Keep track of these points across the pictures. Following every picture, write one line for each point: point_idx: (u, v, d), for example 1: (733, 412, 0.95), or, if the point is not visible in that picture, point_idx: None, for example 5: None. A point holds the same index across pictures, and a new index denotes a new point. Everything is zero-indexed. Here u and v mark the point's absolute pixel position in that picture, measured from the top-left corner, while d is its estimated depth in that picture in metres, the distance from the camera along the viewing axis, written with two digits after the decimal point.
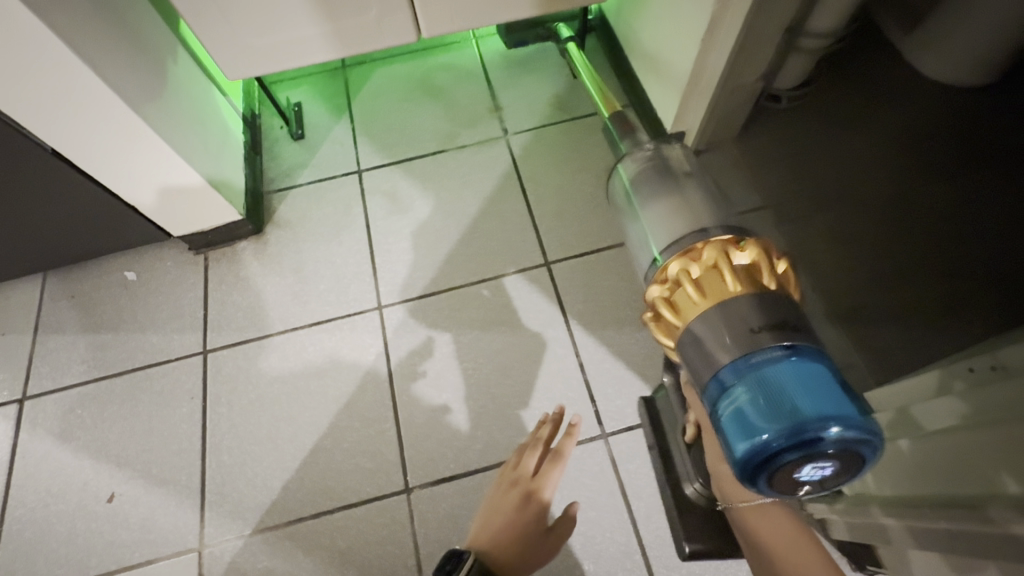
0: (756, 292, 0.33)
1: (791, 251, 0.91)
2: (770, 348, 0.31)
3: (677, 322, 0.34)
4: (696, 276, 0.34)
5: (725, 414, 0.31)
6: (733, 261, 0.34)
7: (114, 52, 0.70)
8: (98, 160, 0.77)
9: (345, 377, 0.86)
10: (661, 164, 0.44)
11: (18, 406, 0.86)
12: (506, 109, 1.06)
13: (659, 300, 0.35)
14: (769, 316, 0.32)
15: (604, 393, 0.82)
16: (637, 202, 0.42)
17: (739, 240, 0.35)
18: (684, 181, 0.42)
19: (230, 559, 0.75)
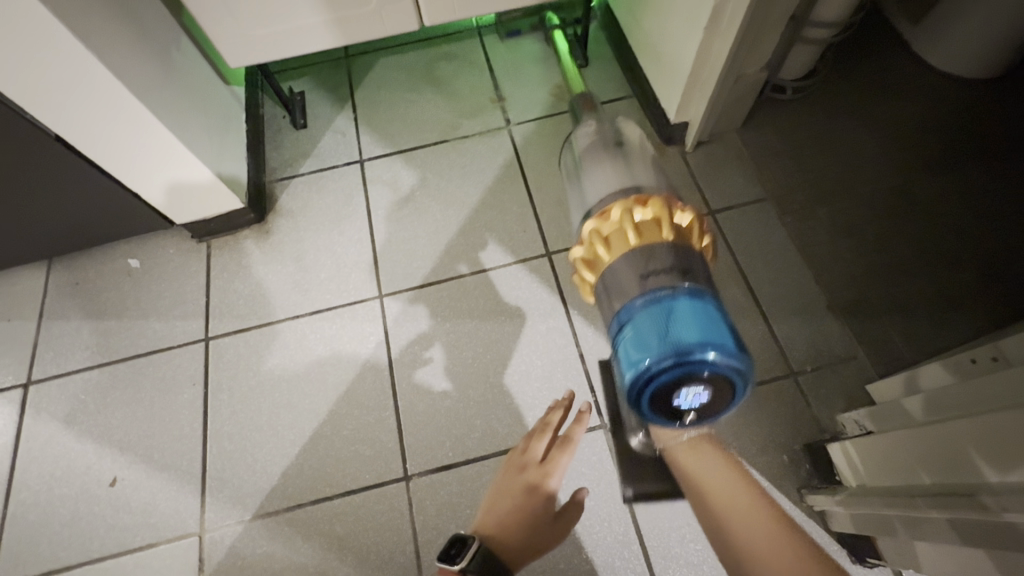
0: (657, 242, 0.38)
1: (794, 243, 0.90)
2: (664, 285, 0.37)
3: (594, 277, 0.41)
4: (606, 234, 0.40)
5: (621, 345, 0.37)
6: (638, 219, 0.39)
7: (118, 39, 0.70)
8: (101, 147, 0.77)
9: (345, 365, 0.86)
10: (607, 138, 0.51)
11: (22, 391, 0.87)
12: (508, 100, 1.06)
13: (579, 260, 0.42)
14: (667, 261, 0.38)
15: (603, 383, 0.82)
16: (582, 167, 0.49)
17: (643, 199, 0.40)
18: (627, 152, 0.49)
19: (230, 544, 0.76)
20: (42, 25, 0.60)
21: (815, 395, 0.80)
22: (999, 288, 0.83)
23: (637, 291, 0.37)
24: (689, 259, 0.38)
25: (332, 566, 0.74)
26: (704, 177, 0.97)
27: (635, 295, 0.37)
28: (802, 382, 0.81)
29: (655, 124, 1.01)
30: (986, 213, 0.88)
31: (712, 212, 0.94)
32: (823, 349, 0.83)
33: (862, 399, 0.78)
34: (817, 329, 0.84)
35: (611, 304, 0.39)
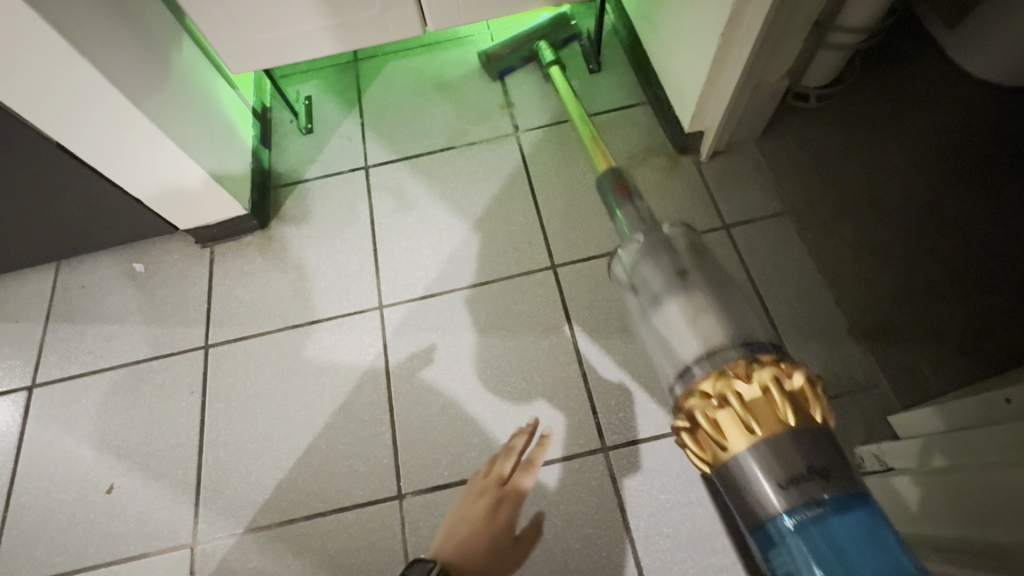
0: (784, 429, 0.34)
1: (814, 261, 0.86)
2: (815, 489, 0.33)
3: (710, 462, 0.36)
4: (716, 420, 0.35)
5: (779, 564, 0.33)
6: (747, 399, 0.35)
7: (118, 45, 0.70)
8: (102, 154, 0.77)
9: (342, 377, 0.85)
10: (665, 248, 0.45)
11: (27, 393, 0.88)
12: (517, 105, 1.03)
13: (685, 439, 0.37)
14: (800, 460, 0.33)
15: (606, 405, 0.79)
16: (646, 293, 0.44)
17: (748, 373, 0.35)
18: (692, 271, 0.44)
19: (221, 557, 0.75)
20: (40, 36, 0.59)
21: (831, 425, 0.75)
22: None
23: (784, 497, 0.33)
24: (822, 441, 0.34)
25: None
26: (718, 189, 0.93)
27: (779, 500, 0.33)
28: None
29: (668, 132, 0.97)
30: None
31: (726, 226, 0.90)
32: (841, 376, 0.78)
33: (883, 431, 0.74)
34: (836, 354, 0.79)
35: (742, 503, 0.35)
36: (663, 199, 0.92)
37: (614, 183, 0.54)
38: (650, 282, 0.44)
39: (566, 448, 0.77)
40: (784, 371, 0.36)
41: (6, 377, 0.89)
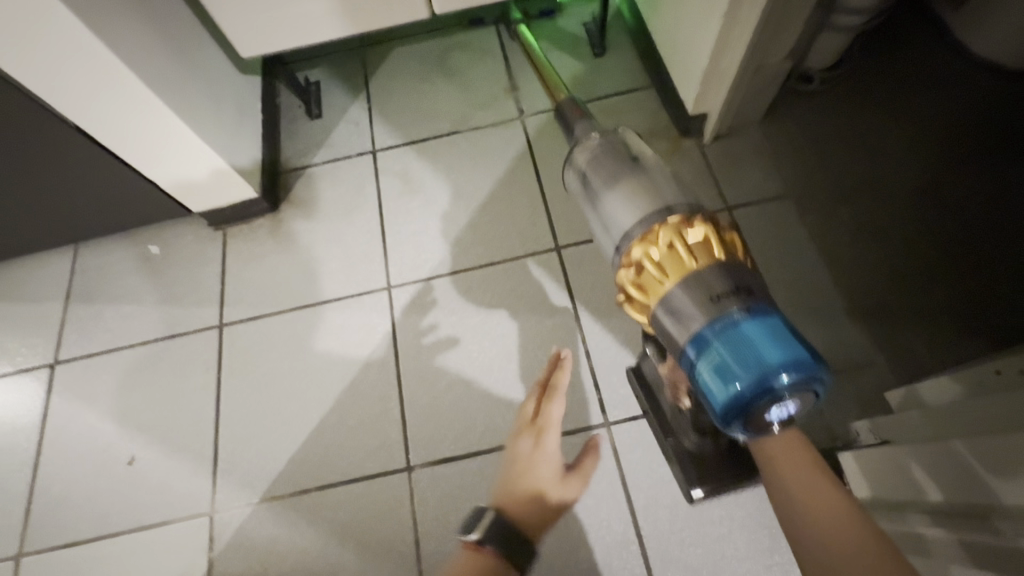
0: (713, 263, 0.36)
1: (814, 242, 0.87)
2: (731, 306, 0.34)
3: (646, 301, 0.37)
4: (656, 258, 0.36)
5: (702, 372, 0.35)
6: (687, 239, 0.36)
7: (132, 30, 0.72)
8: (118, 137, 0.79)
9: (352, 355, 0.87)
10: (617, 149, 0.44)
11: (50, 369, 0.91)
12: (522, 89, 1.04)
13: (627, 283, 0.38)
14: (728, 282, 0.35)
15: (608, 382, 0.81)
16: (598, 187, 0.42)
17: (688, 219, 0.37)
18: (643, 165, 0.42)
19: (238, 525, 0.78)
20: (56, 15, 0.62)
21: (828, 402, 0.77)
22: None
23: (701, 316, 0.35)
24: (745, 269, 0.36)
25: (334, 551, 0.76)
26: (721, 171, 0.94)
27: (701, 317, 0.35)
28: None
29: (672, 116, 0.98)
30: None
31: (728, 208, 0.91)
32: (839, 354, 0.79)
33: (878, 407, 0.75)
34: (834, 333, 0.81)
35: (666, 335, 0.37)
36: None
37: (572, 106, 0.49)
38: (594, 177, 0.43)
39: (569, 423, 0.79)
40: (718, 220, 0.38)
41: (30, 354, 0.93)
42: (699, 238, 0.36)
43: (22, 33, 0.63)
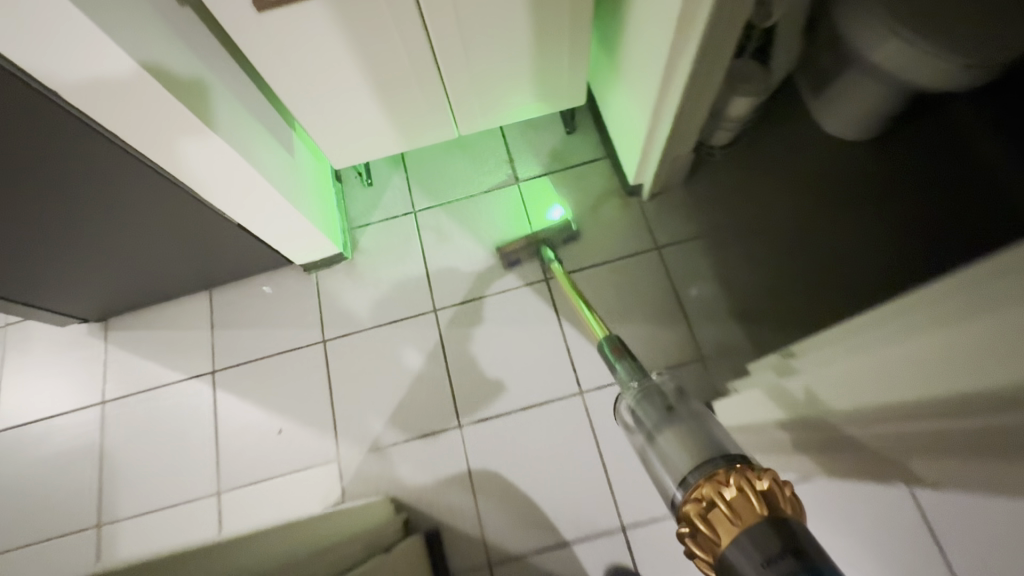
0: (756, 520, 0.46)
1: (715, 269, 1.30)
2: (781, 561, 0.44)
3: (706, 551, 0.49)
4: (705, 513, 0.50)
5: None
6: (725, 495, 0.49)
7: (278, 170, 1.15)
8: (262, 228, 1.23)
9: (415, 356, 1.32)
10: (659, 402, 0.66)
11: (212, 375, 1.36)
12: (517, 162, 1.47)
13: (689, 535, 0.51)
14: (778, 543, 0.45)
15: (582, 364, 1.26)
16: (659, 432, 0.63)
17: (725, 478, 0.51)
18: (677, 413, 0.64)
19: (356, 466, 1.25)
20: (247, 179, 1.05)
21: (719, 372, 1.23)
22: (848, 301, 1.23)
23: None
24: (789, 531, 0.45)
25: (416, 478, 1.22)
26: (654, 220, 1.37)
27: None
28: (711, 364, 1.24)
29: (621, 180, 1.41)
30: (849, 248, 1.28)
31: (659, 247, 1.34)
32: (726, 343, 1.25)
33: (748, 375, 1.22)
34: (723, 329, 1.26)
35: None
36: (619, 229, 1.38)
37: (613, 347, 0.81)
38: (647, 419, 0.66)
39: (558, 392, 1.25)
40: (760, 478, 0.49)
41: (195, 365, 1.38)
42: (738, 491, 0.49)
43: (225, 187, 1.06)
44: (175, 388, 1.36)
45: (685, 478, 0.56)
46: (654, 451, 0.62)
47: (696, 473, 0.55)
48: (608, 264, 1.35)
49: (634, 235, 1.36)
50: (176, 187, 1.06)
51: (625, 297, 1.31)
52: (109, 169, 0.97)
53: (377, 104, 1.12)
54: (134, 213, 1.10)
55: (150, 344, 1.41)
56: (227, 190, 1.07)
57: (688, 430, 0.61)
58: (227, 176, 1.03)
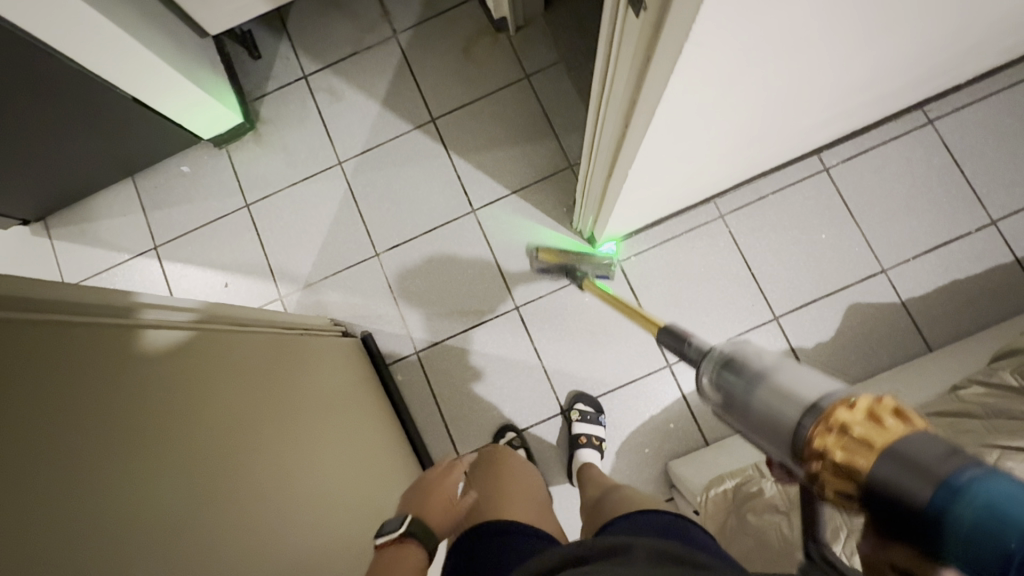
0: (894, 434, 0.41)
1: (576, 87, 1.48)
2: (959, 473, 0.37)
3: (848, 486, 0.42)
4: (834, 441, 0.43)
5: (963, 540, 0.35)
6: (854, 417, 0.43)
7: (159, 39, 1.23)
8: (163, 101, 1.33)
9: (330, 204, 1.51)
10: (717, 365, 0.61)
11: (156, 250, 1.54)
12: (392, 14, 1.56)
13: (820, 471, 0.44)
14: (931, 450, 0.39)
15: (472, 188, 1.47)
16: (726, 379, 0.58)
17: (851, 399, 0.44)
18: (756, 361, 0.56)
19: (296, 300, 1.48)
20: (129, 46, 1.14)
21: None
22: None
23: (926, 494, 0.37)
24: (931, 440, 0.40)
25: (348, 300, 1.46)
26: (522, 51, 1.51)
27: (921, 497, 0.37)
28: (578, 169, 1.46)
29: (489, 18, 1.53)
30: None
31: (528, 75, 1.50)
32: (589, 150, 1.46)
33: None
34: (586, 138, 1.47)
35: (904, 530, 0.39)
36: (492, 66, 1.52)
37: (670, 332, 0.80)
38: (719, 377, 0.59)
39: (455, 214, 1.47)
40: (882, 397, 0.44)
41: (139, 245, 1.54)
42: (867, 411, 0.43)
43: (112, 57, 1.15)
44: (126, 265, 1.54)
45: (795, 428, 0.48)
46: (747, 415, 0.54)
47: (805, 420, 0.47)
48: (486, 97, 1.51)
49: (506, 69, 1.51)
50: (64, 60, 1.12)
51: (505, 124, 1.49)
52: (11, 56, 1.06)
53: None
54: (40, 103, 1.19)
55: (92, 233, 1.56)
56: (114, 59, 1.16)
57: (777, 383, 0.51)
58: (107, 42, 1.12)
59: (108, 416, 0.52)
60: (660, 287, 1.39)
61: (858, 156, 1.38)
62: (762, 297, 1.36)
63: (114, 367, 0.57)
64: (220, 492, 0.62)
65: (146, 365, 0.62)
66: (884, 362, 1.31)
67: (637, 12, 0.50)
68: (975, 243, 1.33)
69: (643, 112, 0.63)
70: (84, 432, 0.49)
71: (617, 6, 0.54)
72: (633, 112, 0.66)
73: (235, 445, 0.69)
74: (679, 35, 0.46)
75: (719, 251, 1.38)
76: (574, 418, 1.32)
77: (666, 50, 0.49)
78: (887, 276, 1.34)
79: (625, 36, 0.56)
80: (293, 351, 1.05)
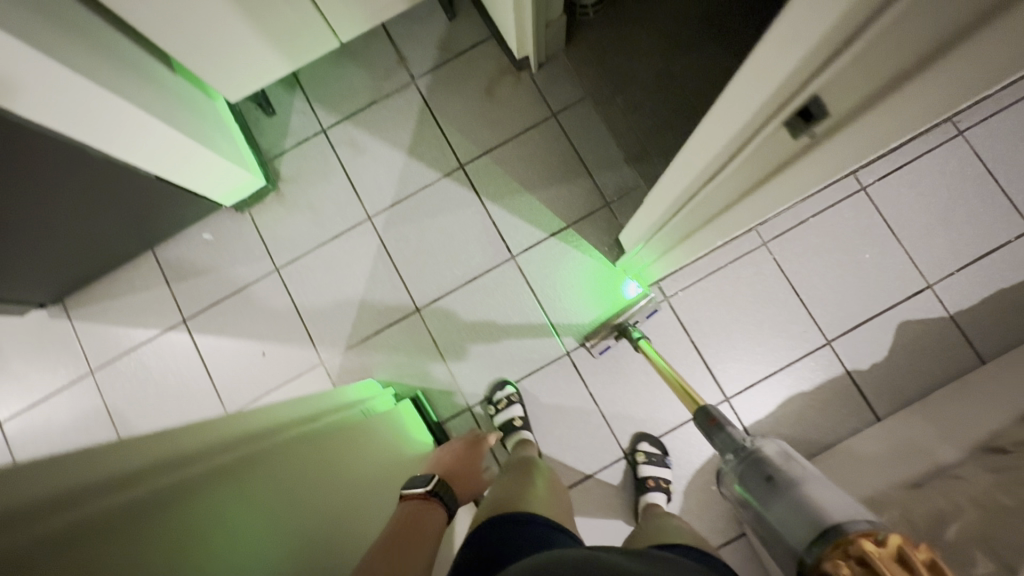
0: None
1: (605, 122, 1.46)
2: None
3: None
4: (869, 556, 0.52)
5: None
6: (889, 550, 0.53)
7: (180, 115, 1.18)
8: (187, 175, 1.28)
9: (364, 262, 1.47)
10: (753, 466, 0.74)
11: (185, 323, 1.48)
12: (408, 59, 1.52)
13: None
14: None
15: (509, 234, 1.45)
16: (754, 487, 0.73)
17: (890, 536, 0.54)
18: (779, 477, 0.70)
19: (339, 364, 1.44)
20: (155, 128, 1.10)
21: (621, 213, 1.44)
22: None
23: None
24: None
25: (393, 359, 1.43)
26: (547, 89, 1.49)
27: None
28: (615, 207, 1.44)
29: (509, 57, 1.50)
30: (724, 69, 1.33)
31: (555, 113, 1.49)
32: (623, 186, 1.45)
33: None
34: (618, 173, 1.45)
35: None
36: (516, 106, 1.49)
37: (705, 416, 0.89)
38: (751, 477, 0.74)
39: (493, 261, 1.44)
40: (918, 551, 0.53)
41: (166, 319, 1.49)
42: (899, 549, 0.52)
43: (138, 140, 1.10)
44: (154, 343, 1.48)
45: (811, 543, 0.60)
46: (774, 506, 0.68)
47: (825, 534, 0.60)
48: (514, 139, 1.48)
49: (531, 108, 1.49)
50: (88, 149, 1.07)
51: (535, 165, 1.47)
52: (24, 150, 0.99)
53: (249, 25, 1.13)
54: (60, 193, 1.13)
55: (114, 312, 1.49)
56: (140, 143, 1.11)
57: (805, 494, 0.65)
58: (133, 127, 1.07)
59: (158, 508, 0.60)
60: (709, 320, 1.38)
61: (893, 172, 1.39)
62: (812, 322, 1.36)
63: (170, 533, 0.58)
64: (295, 560, 0.66)
65: (204, 517, 0.63)
66: (940, 377, 1.31)
67: (791, 132, 0.47)
68: (1016, 251, 1.34)
69: (772, 188, 0.62)
70: (144, 527, 0.56)
71: (749, 118, 0.52)
72: (751, 193, 0.64)
73: (303, 514, 0.74)
74: (875, 128, 0.44)
75: (765, 279, 1.38)
76: (641, 460, 1.30)
77: (831, 152, 0.48)
78: (933, 291, 1.34)
79: (752, 145, 0.53)
80: (365, 435, 1.04)
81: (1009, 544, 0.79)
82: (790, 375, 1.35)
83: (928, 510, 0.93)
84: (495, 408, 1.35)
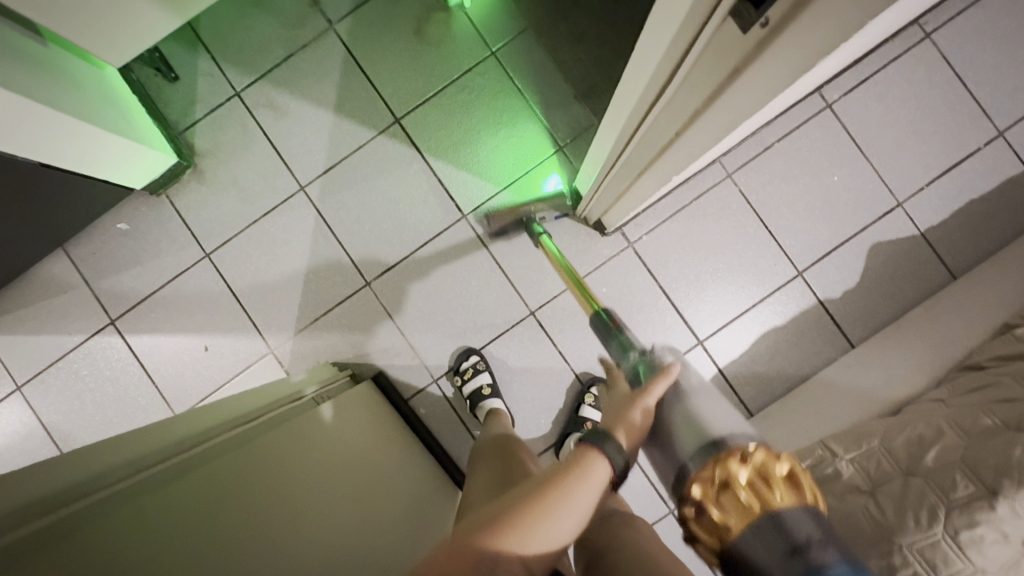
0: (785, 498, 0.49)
1: (548, 56, 1.33)
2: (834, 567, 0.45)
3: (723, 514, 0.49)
4: (748, 476, 0.50)
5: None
6: (756, 475, 0.50)
7: (56, 91, 1.01)
8: (83, 160, 1.11)
9: (303, 238, 1.34)
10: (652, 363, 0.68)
11: (114, 324, 1.35)
12: (322, 2, 1.34)
13: (712, 497, 0.50)
14: (803, 524, 0.48)
15: (457, 192, 1.33)
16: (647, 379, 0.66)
17: (751, 454, 0.51)
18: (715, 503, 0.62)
19: (290, 350, 1.33)
20: (30, 109, 0.94)
21: (575, 156, 1.33)
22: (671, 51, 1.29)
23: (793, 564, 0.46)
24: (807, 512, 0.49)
25: (347, 339, 1.33)
26: (482, 23, 1.34)
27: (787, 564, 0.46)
28: (568, 150, 1.33)
29: None
30: None
31: (494, 51, 1.33)
32: (573, 127, 1.33)
33: None
34: (569, 114, 1.33)
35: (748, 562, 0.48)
36: (451, 46, 1.34)
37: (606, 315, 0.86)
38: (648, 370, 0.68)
39: (444, 223, 1.33)
40: (778, 458, 0.51)
41: (92, 322, 1.35)
42: (758, 471, 0.50)
43: (15, 126, 0.94)
44: (83, 350, 1.35)
45: (685, 465, 0.55)
46: None
47: (697, 456, 0.54)
48: (451, 85, 1.34)
49: (468, 47, 1.33)
50: None
51: (476, 112, 1.34)
52: None
53: None
54: None
55: (32, 321, 1.35)
56: (18, 129, 0.95)
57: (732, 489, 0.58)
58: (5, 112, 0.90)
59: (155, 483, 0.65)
60: (677, 263, 1.31)
61: (860, 85, 1.30)
62: (783, 254, 1.30)
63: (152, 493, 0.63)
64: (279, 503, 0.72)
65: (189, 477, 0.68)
66: (913, 297, 1.28)
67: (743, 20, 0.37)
68: (984, 158, 1.29)
69: (723, 110, 0.51)
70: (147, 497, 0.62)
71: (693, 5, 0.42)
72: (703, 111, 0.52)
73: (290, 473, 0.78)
74: (844, 18, 0.34)
75: (731, 213, 1.30)
76: (589, 402, 1.28)
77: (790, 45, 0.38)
78: (904, 210, 1.29)
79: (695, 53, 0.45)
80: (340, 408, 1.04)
81: (993, 463, 0.77)
82: (764, 311, 1.30)
83: (910, 436, 0.90)
84: (462, 378, 1.27)
